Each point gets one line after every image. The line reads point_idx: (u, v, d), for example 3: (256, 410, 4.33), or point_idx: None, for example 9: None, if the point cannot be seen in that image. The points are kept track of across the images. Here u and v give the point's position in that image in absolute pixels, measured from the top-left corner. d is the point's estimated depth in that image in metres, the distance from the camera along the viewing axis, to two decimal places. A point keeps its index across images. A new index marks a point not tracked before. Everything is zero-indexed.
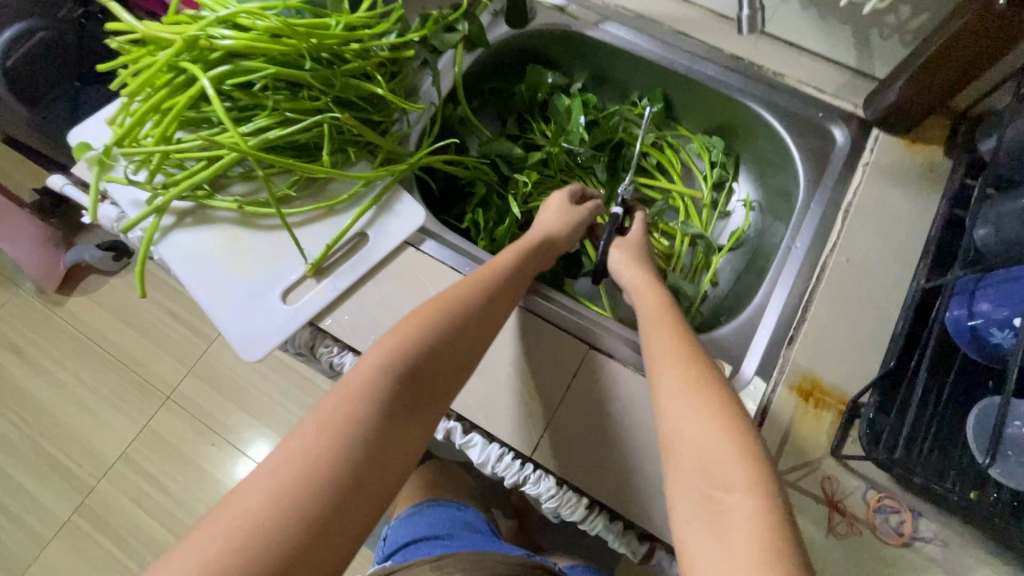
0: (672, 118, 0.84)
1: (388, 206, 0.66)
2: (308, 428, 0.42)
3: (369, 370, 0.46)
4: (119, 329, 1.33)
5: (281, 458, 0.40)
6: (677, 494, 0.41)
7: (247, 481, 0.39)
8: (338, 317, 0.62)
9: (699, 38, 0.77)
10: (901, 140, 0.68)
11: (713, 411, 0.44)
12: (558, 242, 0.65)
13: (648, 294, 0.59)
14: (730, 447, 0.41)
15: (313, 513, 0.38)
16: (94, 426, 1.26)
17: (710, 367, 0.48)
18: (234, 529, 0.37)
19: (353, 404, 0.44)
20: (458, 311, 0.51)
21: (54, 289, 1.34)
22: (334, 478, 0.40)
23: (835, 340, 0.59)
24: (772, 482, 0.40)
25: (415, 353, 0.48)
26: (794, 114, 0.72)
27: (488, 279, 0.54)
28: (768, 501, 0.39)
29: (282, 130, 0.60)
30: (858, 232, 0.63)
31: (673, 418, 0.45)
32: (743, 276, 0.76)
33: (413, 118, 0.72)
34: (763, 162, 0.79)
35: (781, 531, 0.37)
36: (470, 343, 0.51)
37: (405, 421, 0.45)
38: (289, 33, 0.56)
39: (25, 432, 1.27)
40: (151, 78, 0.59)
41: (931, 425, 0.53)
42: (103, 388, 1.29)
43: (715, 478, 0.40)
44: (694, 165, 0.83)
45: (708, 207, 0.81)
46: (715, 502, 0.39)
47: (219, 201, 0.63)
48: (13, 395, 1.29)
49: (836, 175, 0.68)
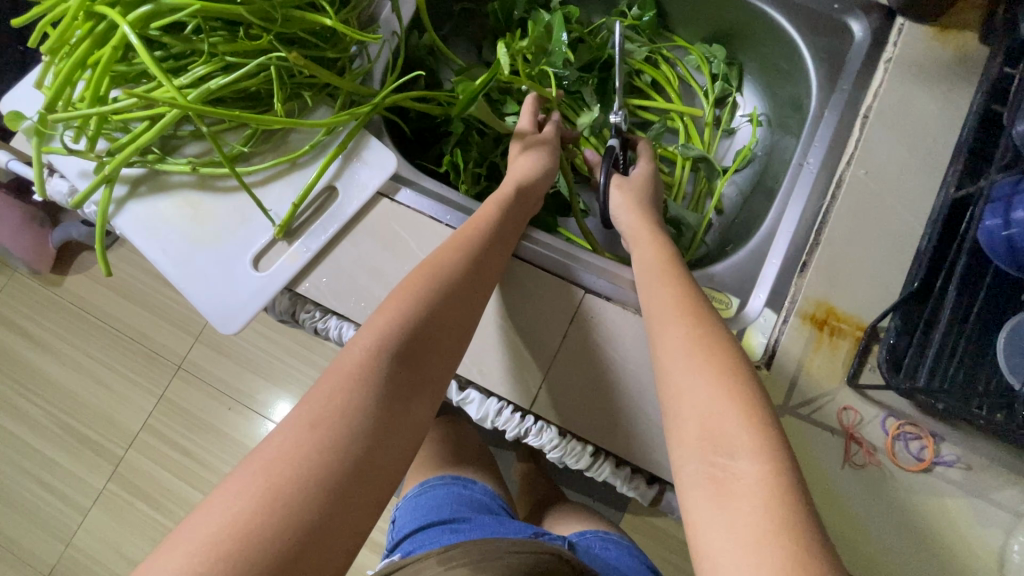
0: (665, 28, 0.75)
1: (355, 154, 0.60)
2: (296, 427, 0.41)
3: (357, 360, 0.45)
4: (120, 304, 1.31)
5: (271, 460, 0.39)
6: (680, 460, 0.41)
7: (236, 487, 0.38)
8: (316, 280, 0.58)
9: None
10: (929, 29, 0.59)
11: (716, 373, 0.43)
12: (537, 193, 0.61)
13: (646, 246, 0.56)
14: (735, 410, 0.40)
15: (310, 514, 0.37)
16: (112, 399, 1.27)
17: (710, 325, 0.47)
18: (225, 539, 0.35)
19: (343, 396, 0.43)
20: (443, 288, 0.50)
21: (49, 269, 1.32)
22: (330, 475, 0.39)
23: (852, 265, 0.54)
24: (777, 444, 0.39)
25: (403, 337, 0.47)
26: (805, 10, 0.63)
27: (465, 246, 0.52)
28: (776, 464, 0.38)
29: (225, 77, 0.53)
30: (879, 141, 0.57)
31: (676, 383, 0.44)
32: (750, 199, 0.70)
33: (374, 53, 0.65)
34: (770, 70, 0.70)
35: (786, 497, 0.36)
36: (459, 320, 0.50)
37: (399, 407, 0.44)
38: None
39: (41, 412, 1.28)
40: (68, 29, 0.52)
41: (958, 347, 0.49)
42: (115, 362, 1.29)
43: (719, 443, 0.40)
44: (693, 80, 0.75)
45: (710, 126, 0.73)
46: (718, 469, 0.39)
47: (171, 163, 0.58)
48: (25, 378, 1.30)
49: (853, 77, 0.60)
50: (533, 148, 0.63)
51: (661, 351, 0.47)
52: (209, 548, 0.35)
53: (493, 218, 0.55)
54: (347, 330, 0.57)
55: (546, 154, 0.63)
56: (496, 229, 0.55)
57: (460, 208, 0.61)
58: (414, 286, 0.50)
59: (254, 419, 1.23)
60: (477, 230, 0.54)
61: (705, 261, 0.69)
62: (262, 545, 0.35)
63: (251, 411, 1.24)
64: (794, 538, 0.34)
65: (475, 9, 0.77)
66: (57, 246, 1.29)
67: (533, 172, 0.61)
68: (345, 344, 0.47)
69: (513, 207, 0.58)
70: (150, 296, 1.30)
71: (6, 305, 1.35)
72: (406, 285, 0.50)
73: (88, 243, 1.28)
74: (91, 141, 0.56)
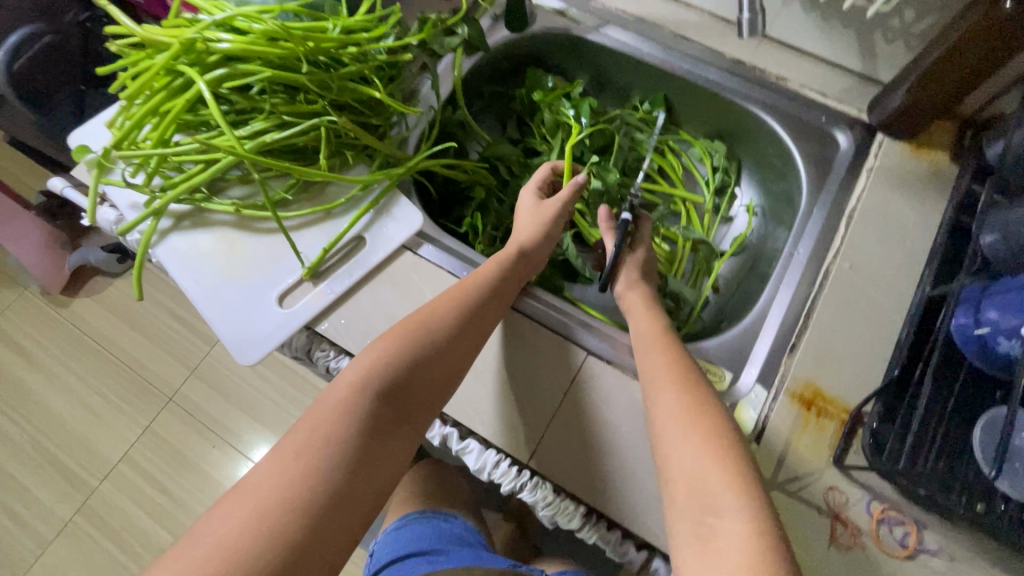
0: (674, 122, 0.83)
1: (385, 210, 0.65)
2: (283, 455, 0.43)
3: (343, 395, 0.47)
4: (122, 330, 1.34)
5: (258, 487, 0.41)
6: (674, 521, 0.44)
7: (226, 515, 0.40)
8: (335, 321, 0.61)
9: (699, 42, 0.75)
10: (906, 146, 0.67)
11: (706, 436, 0.46)
12: (540, 252, 0.64)
13: (642, 316, 0.60)
14: (723, 474, 0.43)
15: (291, 539, 0.39)
16: (95, 426, 1.26)
17: (702, 396, 0.50)
18: (211, 562, 0.37)
19: (330, 427, 0.45)
20: (434, 331, 0.53)
21: (58, 290, 1.37)
22: (313, 501, 0.41)
23: (837, 351, 0.58)
24: (763, 504, 0.42)
25: (388, 375, 0.49)
26: (798, 120, 0.71)
27: (460, 292, 0.56)
28: (758, 522, 0.40)
29: (279, 133, 0.60)
30: (861, 240, 0.62)
31: (669, 445, 0.47)
32: (745, 281, 0.75)
33: (412, 122, 0.72)
34: (765, 169, 0.77)
35: (769, 556, 0.38)
36: (449, 362, 0.53)
37: (382, 441, 0.47)
38: (286, 37, 0.57)
39: (21, 434, 1.27)
40: (149, 80, 0.59)
41: (936, 436, 0.52)
42: (106, 390, 1.29)
43: (707, 505, 0.42)
44: (695, 170, 0.81)
45: (709, 211, 0.79)
46: (705, 529, 0.41)
47: (217, 203, 0.63)
48: (11, 397, 1.30)
49: (840, 181, 0.67)
50: (537, 212, 0.67)
51: (654, 419, 0.50)
52: (197, 566, 0.37)
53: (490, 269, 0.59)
54: None
55: (536, 207, 0.67)
56: (493, 280, 0.58)
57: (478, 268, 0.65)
58: (404, 328, 0.53)
59: (236, 459, 1.22)
60: (475, 279, 0.57)
61: (701, 335, 0.73)
62: (246, 566, 0.37)
63: (234, 450, 1.23)
64: None
65: (502, 92, 0.85)
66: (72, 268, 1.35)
67: (534, 231, 0.64)
68: (335, 378, 0.49)
69: (511, 260, 0.61)
70: (153, 326, 1.34)
71: (10, 323, 1.37)
72: (399, 326, 0.53)
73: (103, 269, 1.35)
74: (149, 178, 0.61)
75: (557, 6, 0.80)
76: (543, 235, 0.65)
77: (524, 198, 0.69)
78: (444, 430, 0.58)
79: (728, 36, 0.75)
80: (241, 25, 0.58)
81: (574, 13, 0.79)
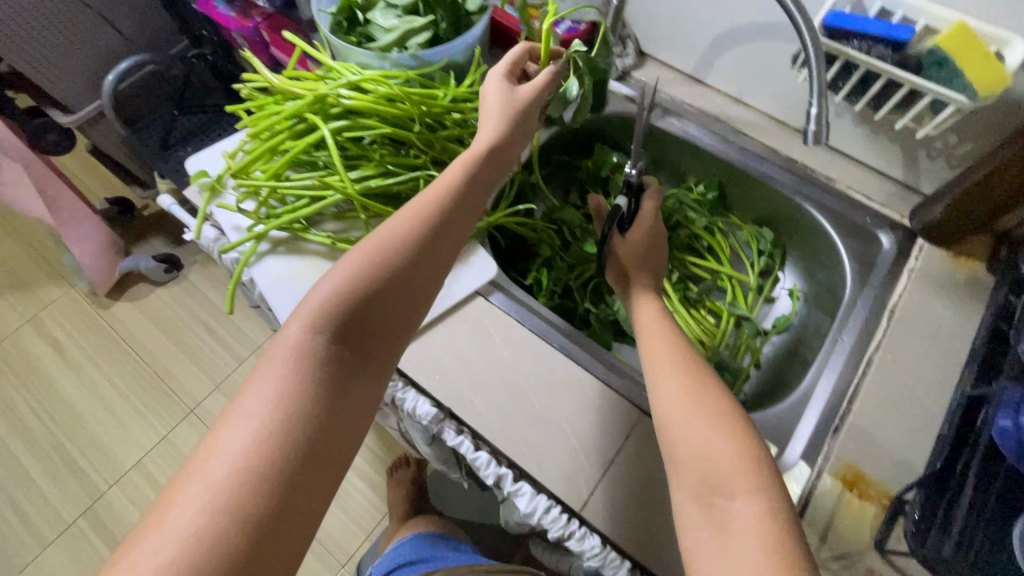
0: (725, 206, 0.90)
1: (464, 257, 0.71)
2: (244, 419, 0.44)
3: (295, 348, 0.47)
4: (158, 340, 1.55)
5: (224, 453, 0.42)
6: (682, 500, 0.48)
7: (191, 494, 0.40)
8: (409, 354, 0.66)
9: (757, 139, 0.83)
10: (944, 252, 0.72)
11: (713, 414, 0.50)
12: (509, 153, 0.61)
13: (653, 319, 0.62)
14: (731, 450, 0.47)
15: (262, 510, 0.41)
16: (115, 430, 1.43)
17: (700, 373, 0.54)
18: (191, 531, 0.39)
19: (282, 386, 0.46)
20: (382, 270, 0.50)
21: (105, 292, 1.59)
22: (288, 455, 0.43)
23: (878, 437, 0.61)
24: (774, 485, 0.46)
25: (342, 317, 0.48)
26: (844, 217, 0.77)
27: (417, 217, 0.53)
28: (769, 504, 0.44)
29: (383, 180, 0.67)
30: (901, 335, 0.67)
31: (682, 425, 0.50)
32: (788, 361, 0.79)
33: (494, 182, 0.78)
34: (808, 258, 0.83)
35: (780, 533, 0.43)
36: (405, 297, 0.51)
37: (339, 389, 0.48)
38: (405, 100, 0.65)
39: (88, 421, 1.44)
40: (277, 123, 0.68)
41: (978, 531, 0.53)
42: (130, 393, 1.48)
43: (717, 488, 0.46)
44: (742, 252, 0.88)
45: (753, 290, 0.84)
46: (718, 511, 0.45)
47: (314, 234, 0.70)
48: (82, 387, 1.49)
49: (881, 278, 0.72)
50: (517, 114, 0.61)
51: (658, 407, 0.53)
52: (185, 533, 0.39)
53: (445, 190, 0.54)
54: (422, 404, 0.64)
55: (507, 98, 0.61)
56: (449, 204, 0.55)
57: (541, 320, 0.69)
58: (356, 261, 0.50)
59: None
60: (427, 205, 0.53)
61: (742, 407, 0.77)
62: (237, 525, 0.40)
63: None
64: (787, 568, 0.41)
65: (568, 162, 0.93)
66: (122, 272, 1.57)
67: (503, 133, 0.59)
68: (280, 329, 0.49)
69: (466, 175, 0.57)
70: (194, 344, 1.54)
71: (90, 323, 1.58)
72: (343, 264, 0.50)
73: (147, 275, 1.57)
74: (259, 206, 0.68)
75: (629, 91, 0.87)
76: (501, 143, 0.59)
77: (494, 85, 0.62)
78: (499, 470, 0.61)
79: (783, 137, 0.83)
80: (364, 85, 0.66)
81: (644, 99, 0.87)
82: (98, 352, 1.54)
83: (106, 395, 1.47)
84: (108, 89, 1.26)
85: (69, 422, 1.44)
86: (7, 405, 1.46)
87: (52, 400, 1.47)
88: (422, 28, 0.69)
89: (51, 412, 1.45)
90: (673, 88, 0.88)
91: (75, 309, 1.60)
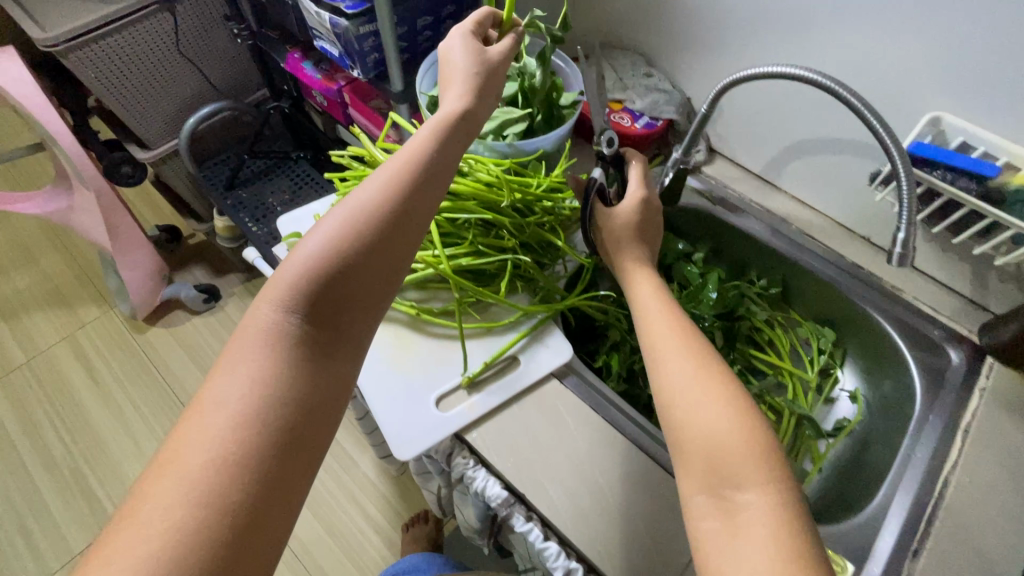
0: (786, 301, 0.91)
1: (540, 338, 0.72)
2: (215, 402, 0.44)
3: (267, 326, 0.48)
4: (189, 370, 1.54)
5: (196, 437, 0.42)
6: (691, 490, 0.47)
7: (167, 490, 0.39)
8: (484, 433, 0.66)
9: (822, 242, 0.86)
10: (1016, 374, 0.72)
11: (728, 401, 0.49)
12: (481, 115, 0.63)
13: (647, 290, 0.62)
14: (738, 434, 0.47)
15: (245, 497, 0.40)
16: (137, 458, 1.41)
17: (710, 358, 0.53)
18: (176, 512, 0.38)
19: (256, 368, 0.46)
20: (360, 238, 0.50)
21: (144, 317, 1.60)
22: (269, 429, 0.44)
23: (961, 566, 0.59)
24: (784, 471, 0.45)
25: (313, 290, 0.49)
26: (910, 327, 0.78)
27: (391, 182, 0.53)
28: (781, 491, 0.44)
29: (474, 259, 0.71)
30: (978, 458, 0.66)
31: (686, 410, 0.50)
32: (853, 469, 0.78)
33: (568, 262, 0.80)
34: (873, 362, 0.83)
35: (790, 524, 0.42)
36: (378, 270, 0.52)
37: (316, 366, 0.48)
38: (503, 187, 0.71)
39: (110, 449, 1.43)
40: None
41: None
42: (155, 422, 1.46)
43: (724, 477, 0.46)
44: (802, 348, 0.88)
45: (814, 390, 0.84)
46: (726, 501, 0.45)
47: (398, 303, 0.72)
48: (109, 413, 1.48)
49: (953, 395, 0.72)
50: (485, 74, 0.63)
51: (663, 393, 0.52)
52: (173, 518, 0.38)
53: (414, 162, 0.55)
54: (492, 484, 0.63)
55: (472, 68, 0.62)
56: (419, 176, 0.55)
57: (615, 408, 0.69)
58: (327, 232, 0.50)
59: None
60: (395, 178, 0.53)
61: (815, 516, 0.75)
62: (224, 504, 0.39)
63: None
64: (796, 554, 0.41)
65: None
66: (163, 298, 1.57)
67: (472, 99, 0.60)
68: (249, 313, 0.49)
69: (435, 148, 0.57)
70: None
71: (123, 347, 1.58)
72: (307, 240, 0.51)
73: (186, 303, 1.58)
74: None
75: (698, 185, 0.93)
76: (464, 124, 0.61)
77: (462, 53, 0.64)
78: (571, 564, 0.58)
79: (848, 243, 0.86)
80: (465, 170, 0.72)
81: (712, 194, 0.92)
82: (127, 376, 1.53)
83: (131, 422, 1.47)
84: (185, 133, 1.30)
85: (91, 448, 1.43)
86: (32, 425, 1.46)
87: (77, 423, 1.46)
88: (518, 119, 0.73)
89: (74, 435, 1.44)
90: (740, 186, 0.94)
91: (110, 330, 1.60)
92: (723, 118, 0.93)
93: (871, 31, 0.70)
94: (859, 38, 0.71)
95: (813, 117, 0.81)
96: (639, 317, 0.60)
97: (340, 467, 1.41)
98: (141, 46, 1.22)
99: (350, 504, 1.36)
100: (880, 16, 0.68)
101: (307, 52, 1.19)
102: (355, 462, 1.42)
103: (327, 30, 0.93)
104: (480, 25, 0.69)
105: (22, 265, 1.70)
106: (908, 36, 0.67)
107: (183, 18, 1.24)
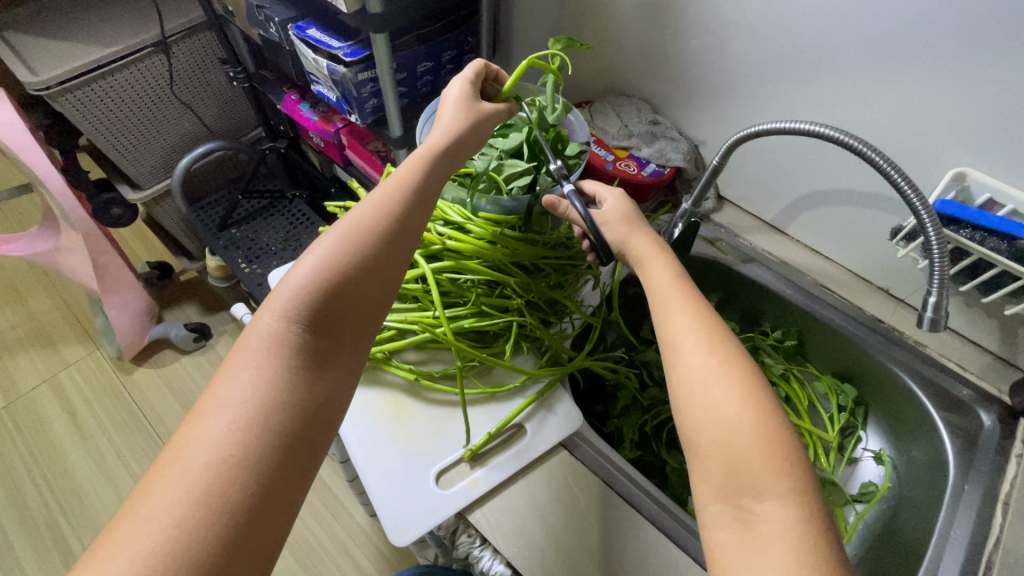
0: (800, 354, 0.87)
1: (548, 404, 0.68)
2: (218, 408, 0.44)
3: (266, 336, 0.48)
4: (176, 413, 1.47)
5: (199, 441, 0.42)
6: (705, 498, 0.44)
7: (169, 488, 0.40)
8: (488, 512, 0.61)
9: (839, 294, 0.83)
10: None
11: (743, 393, 0.45)
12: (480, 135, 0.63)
13: (659, 265, 0.56)
14: (755, 430, 0.43)
15: (243, 498, 0.41)
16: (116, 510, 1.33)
17: (733, 354, 0.47)
18: (176, 510, 0.39)
19: (257, 376, 0.46)
20: (359, 254, 0.51)
21: (131, 358, 1.54)
22: (269, 436, 0.44)
23: None
24: (804, 485, 0.41)
25: (312, 304, 0.49)
26: (936, 386, 0.74)
27: (389, 201, 0.54)
28: (803, 507, 0.40)
29: (476, 321, 0.69)
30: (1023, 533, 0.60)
31: (698, 400, 0.45)
32: (894, 544, 0.72)
33: (576, 322, 0.77)
34: (897, 423, 0.78)
35: (814, 542, 0.38)
36: (377, 282, 0.52)
37: (315, 374, 0.49)
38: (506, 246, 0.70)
39: (88, 499, 1.35)
40: None
41: None
42: (137, 469, 1.39)
43: (743, 487, 0.42)
44: (819, 404, 0.83)
45: (836, 451, 0.79)
46: (744, 512, 0.41)
47: (396, 366, 0.68)
48: (88, 460, 1.40)
49: (989, 461, 0.67)
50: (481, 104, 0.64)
51: (680, 389, 0.47)
52: (175, 516, 0.39)
53: (411, 179, 0.56)
54: (497, 564, 0.57)
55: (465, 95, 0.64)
56: (418, 189, 0.56)
57: (626, 479, 0.63)
58: (325, 247, 0.51)
59: None
60: (394, 191, 0.55)
61: None
62: (223, 504, 0.40)
63: None
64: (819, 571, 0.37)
65: None
66: (151, 338, 1.51)
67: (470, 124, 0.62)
68: (253, 320, 0.50)
69: (435, 163, 0.58)
70: None
71: (107, 388, 1.51)
72: (312, 251, 0.51)
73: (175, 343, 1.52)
74: None
75: (708, 235, 0.91)
76: (457, 136, 0.60)
77: (456, 87, 0.64)
78: None
79: (867, 294, 0.83)
80: (466, 227, 0.71)
81: (723, 244, 0.90)
82: (111, 421, 1.46)
83: (113, 470, 1.39)
84: (179, 171, 1.26)
85: (70, 500, 1.35)
86: (8, 474, 1.38)
87: (55, 472, 1.38)
88: (523, 172, 0.70)
89: (52, 486, 1.37)
90: (752, 235, 0.91)
91: (94, 373, 1.53)
92: (734, 167, 0.90)
93: (883, 83, 0.68)
94: (871, 91, 0.70)
95: (821, 169, 0.79)
96: (653, 290, 0.54)
97: (330, 515, 1.30)
98: (135, 86, 1.19)
99: (343, 560, 1.24)
100: (892, 69, 0.67)
101: (304, 94, 1.17)
102: (349, 512, 1.30)
103: (325, 76, 0.91)
104: (478, 77, 0.67)
105: (8, 304, 1.65)
106: (924, 90, 0.65)
107: (178, 59, 1.22)
